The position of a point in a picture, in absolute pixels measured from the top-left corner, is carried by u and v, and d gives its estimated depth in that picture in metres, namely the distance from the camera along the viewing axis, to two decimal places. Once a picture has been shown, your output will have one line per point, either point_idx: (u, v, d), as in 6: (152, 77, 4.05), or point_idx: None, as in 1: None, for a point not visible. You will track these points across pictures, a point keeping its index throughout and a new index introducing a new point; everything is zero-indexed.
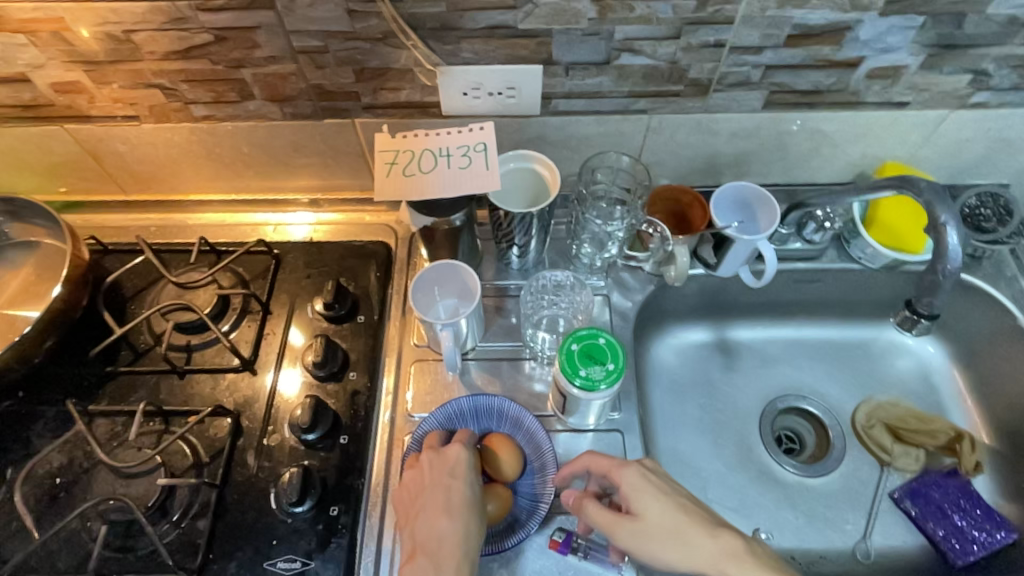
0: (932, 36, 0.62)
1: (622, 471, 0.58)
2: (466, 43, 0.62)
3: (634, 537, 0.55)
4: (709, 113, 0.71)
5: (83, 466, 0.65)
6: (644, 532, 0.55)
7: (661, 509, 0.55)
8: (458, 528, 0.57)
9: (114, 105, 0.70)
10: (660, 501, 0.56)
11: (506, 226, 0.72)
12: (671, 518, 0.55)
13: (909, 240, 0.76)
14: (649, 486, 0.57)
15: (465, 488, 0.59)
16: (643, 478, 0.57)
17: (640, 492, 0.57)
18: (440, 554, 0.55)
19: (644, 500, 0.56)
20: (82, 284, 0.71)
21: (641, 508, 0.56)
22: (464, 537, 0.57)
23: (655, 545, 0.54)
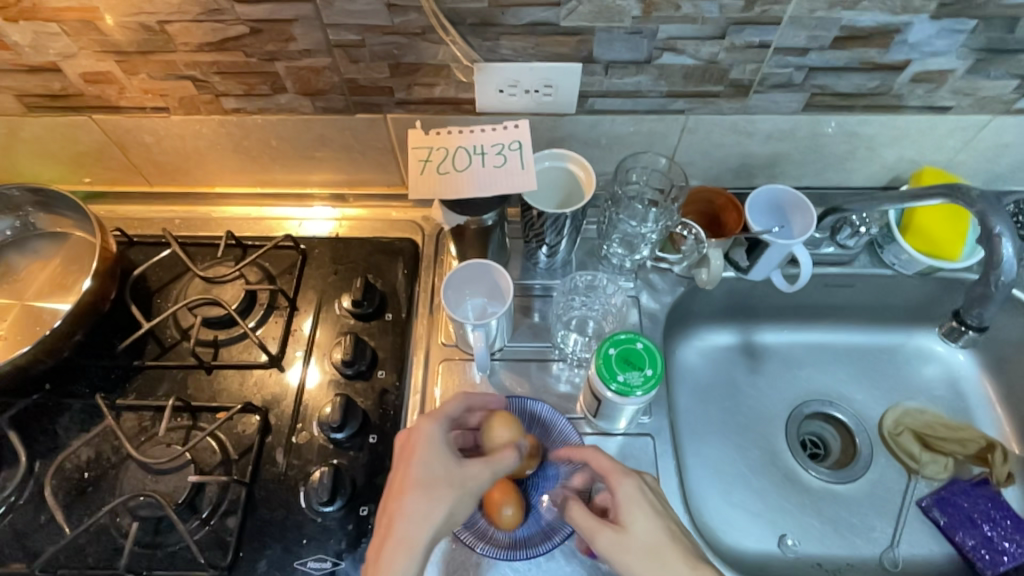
0: (982, 40, 0.61)
1: (621, 479, 0.55)
2: (506, 39, 0.61)
3: (612, 547, 0.52)
4: (747, 114, 0.70)
5: (111, 461, 0.65)
6: (625, 546, 0.52)
7: (648, 527, 0.52)
8: (419, 510, 0.52)
9: (144, 97, 0.69)
10: (650, 519, 0.53)
11: (538, 225, 0.71)
12: (656, 538, 0.52)
13: (947, 246, 0.75)
14: (643, 501, 0.54)
15: (425, 466, 0.53)
16: (640, 492, 0.54)
17: (631, 504, 0.53)
18: (397, 537, 0.51)
19: (634, 514, 0.53)
20: (110, 277, 0.71)
21: (627, 521, 0.53)
22: (415, 525, 0.51)
23: (633, 562, 0.51)
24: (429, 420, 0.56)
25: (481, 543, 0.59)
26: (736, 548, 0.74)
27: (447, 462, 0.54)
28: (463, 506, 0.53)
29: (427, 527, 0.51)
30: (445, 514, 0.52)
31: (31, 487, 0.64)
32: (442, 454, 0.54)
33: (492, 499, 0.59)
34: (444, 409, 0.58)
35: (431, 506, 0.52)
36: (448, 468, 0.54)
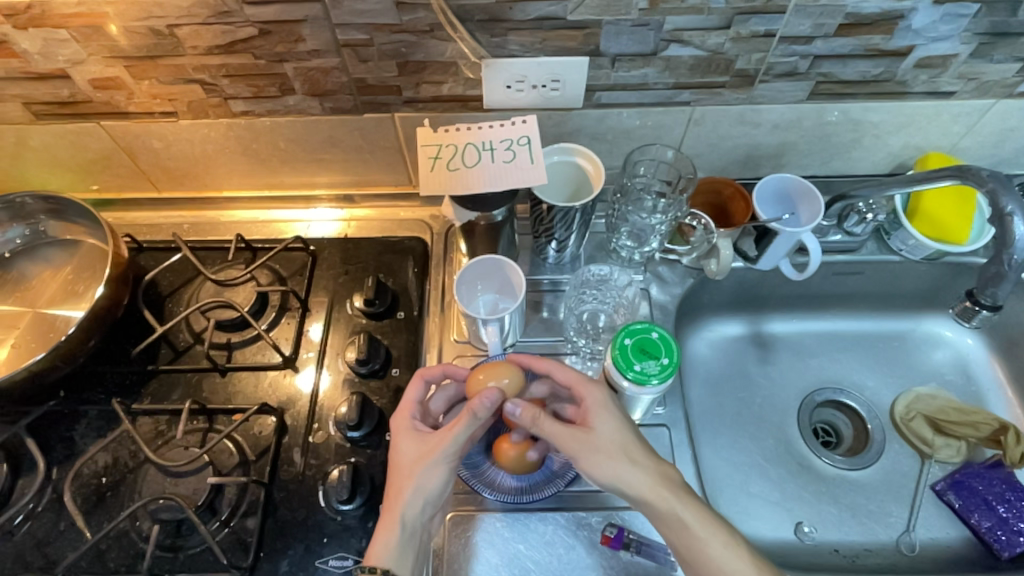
0: (985, 23, 0.61)
1: (589, 387, 0.58)
2: (514, 35, 0.61)
3: (585, 445, 0.54)
4: (753, 104, 0.71)
5: (128, 465, 0.65)
6: (593, 444, 0.54)
7: (614, 427, 0.55)
8: (405, 489, 0.55)
9: (152, 102, 0.70)
10: (618, 421, 0.56)
11: (547, 220, 0.71)
12: (621, 437, 0.55)
13: (954, 229, 0.76)
14: (612, 406, 0.57)
15: (398, 455, 0.58)
16: (608, 399, 0.57)
17: (601, 409, 0.56)
18: (392, 517, 0.55)
19: (602, 417, 0.56)
20: (123, 283, 0.71)
21: (598, 420, 0.56)
22: (389, 506, 0.55)
23: (602, 460, 0.54)
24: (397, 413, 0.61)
25: (491, 489, 0.63)
26: (754, 537, 0.73)
27: (414, 443, 0.58)
28: (429, 475, 0.56)
29: (400, 507, 0.55)
30: (411, 488, 0.55)
31: (50, 494, 0.64)
32: (410, 437, 0.58)
33: (497, 446, 0.62)
34: (410, 396, 0.61)
35: (400, 485, 0.56)
36: (418, 448, 0.57)
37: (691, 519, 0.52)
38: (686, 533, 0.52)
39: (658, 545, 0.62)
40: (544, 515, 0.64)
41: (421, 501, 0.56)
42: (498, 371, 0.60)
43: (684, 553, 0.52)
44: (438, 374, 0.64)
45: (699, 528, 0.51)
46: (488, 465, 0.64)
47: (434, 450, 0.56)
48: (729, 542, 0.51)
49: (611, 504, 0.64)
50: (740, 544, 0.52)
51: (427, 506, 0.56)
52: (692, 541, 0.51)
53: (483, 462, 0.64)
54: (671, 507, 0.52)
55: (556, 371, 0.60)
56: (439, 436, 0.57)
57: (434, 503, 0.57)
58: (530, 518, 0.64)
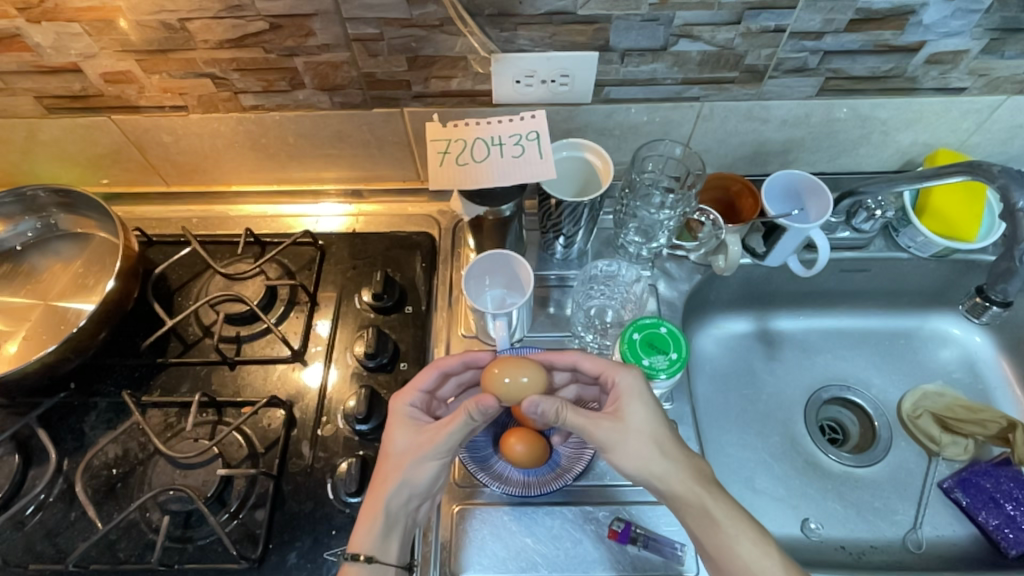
0: (996, 19, 0.61)
1: (621, 372, 0.57)
2: (523, 30, 0.61)
3: (611, 432, 0.54)
4: (762, 100, 0.70)
5: (138, 457, 0.65)
6: (622, 433, 0.54)
7: (647, 416, 0.55)
8: (392, 479, 0.55)
9: (163, 96, 0.70)
10: (650, 410, 0.55)
11: (555, 216, 0.71)
12: (654, 426, 0.55)
13: (963, 226, 0.75)
14: (645, 394, 0.56)
15: (391, 443, 0.58)
16: (642, 385, 0.56)
17: (631, 397, 0.56)
18: (375, 505, 0.55)
19: (633, 405, 0.55)
20: (133, 276, 0.71)
21: (629, 408, 0.55)
22: (373, 494, 0.56)
23: (631, 448, 0.54)
24: (404, 395, 0.60)
25: (498, 483, 0.63)
26: None
27: (408, 435, 0.58)
28: (416, 470, 0.56)
29: (383, 497, 0.55)
30: (397, 481, 0.55)
31: (61, 484, 0.64)
32: (406, 427, 0.58)
33: (504, 440, 0.62)
34: (417, 381, 0.61)
35: (387, 475, 0.56)
36: (413, 439, 0.57)
37: (720, 515, 0.52)
38: (714, 528, 0.52)
39: (664, 539, 0.62)
40: (551, 509, 0.64)
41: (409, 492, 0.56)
42: (516, 368, 0.58)
43: (709, 546, 0.52)
44: (456, 365, 0.62)
45: (729, 525, 0.51)
46: (497, 459, 0.64)
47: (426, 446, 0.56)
48: (759, 540, 0.51)
49: (618, 499, 0.65)
50: (769, 542, 0.51)
51: (412, 498, 0.57)
52: (719, 537, 0.51)
53: (490, 455, 0.65)
54: (701, 501, 0.52)
55: (584, 360, 0.60)
56: (432, 431, 0.57)
57: (422, 495, 0.57)
58: (537, 512, 0.64)
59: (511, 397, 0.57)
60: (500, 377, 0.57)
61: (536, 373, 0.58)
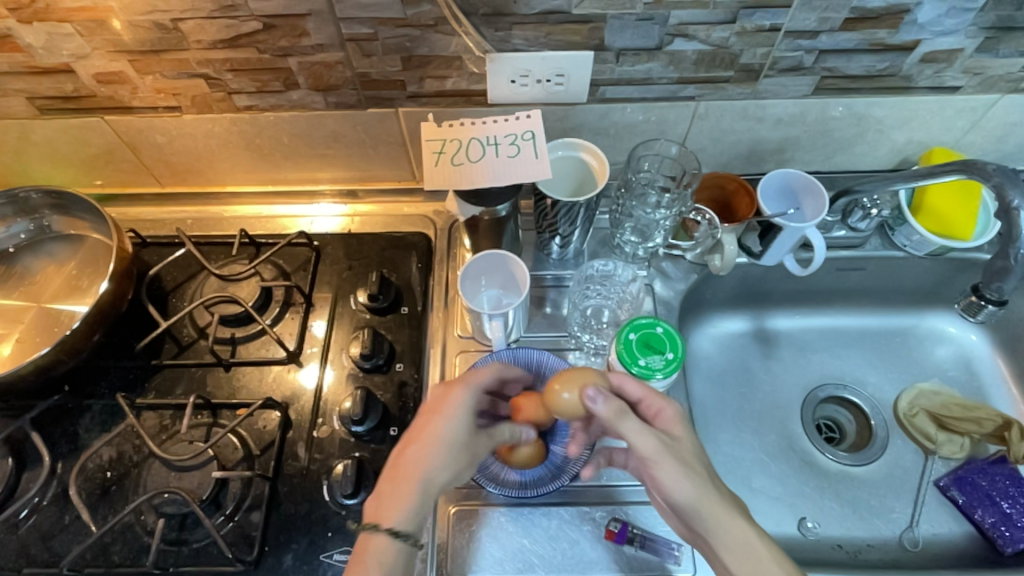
0: (991, 18, 0.61)
1: (666, 397, 0.54)
2: (518, 29, 0.61)
3: (670, 454, 0.49)
4: (757, 99, 0.70)
5: (133, 460, 0.65)
6: (678, 451, 0.50)
7: (694, 442, 0.52)
8: (442, 464, 0.50)
9: (156, 96, 0.70)
10: (692, 438, 0.52)
11: (551, 216, 0.71)
12: (699, 455, 0.51)
13: (959, 224, 0.75)
14: (686, 422, 0.53)
15: (442, 421, 0.52)
16: (684, 412, 0.54)
17: (677, 421, 0.53)
18: (414, 481, 0.49)
19: (680, 428, 0.52)
20: (127, 277, 0.71)
21: (681, 432, 0.51)
22: (415, 469, 0.49)
23: (688, 468, 0.49)
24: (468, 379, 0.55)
25: (496, 484, 0.62)
26: None
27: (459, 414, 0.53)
28: (462, 466, 0.52)
29: (428, 477, 0.49)
30: (446, 468, 0.51)
31: (55, 488, 0.64)
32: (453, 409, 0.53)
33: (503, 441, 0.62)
34: (486, 368, 0.57)
35: (437, 452, 0.50)
36: (471, 433, 0.53)
37: (767, 555, 0.47)
38: (764, 568, 0.46)
39: (661, 539, 0.62)
40: (548, 510, 0.64)
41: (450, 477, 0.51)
42: (574, 378, 0.55)
43: None
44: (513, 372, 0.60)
45: (779, 568, 0.46)
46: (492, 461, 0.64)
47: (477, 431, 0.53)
48: None
49: (615, 500, 0.64)
50: None
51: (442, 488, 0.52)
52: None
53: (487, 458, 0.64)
54: (750, 537, 0.47)
55: (627, 383, 0.55)
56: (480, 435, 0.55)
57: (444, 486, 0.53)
58: (534, 513, 0.64)
59: (571, 412, 0.54)
60: (559, 393, 0.54)
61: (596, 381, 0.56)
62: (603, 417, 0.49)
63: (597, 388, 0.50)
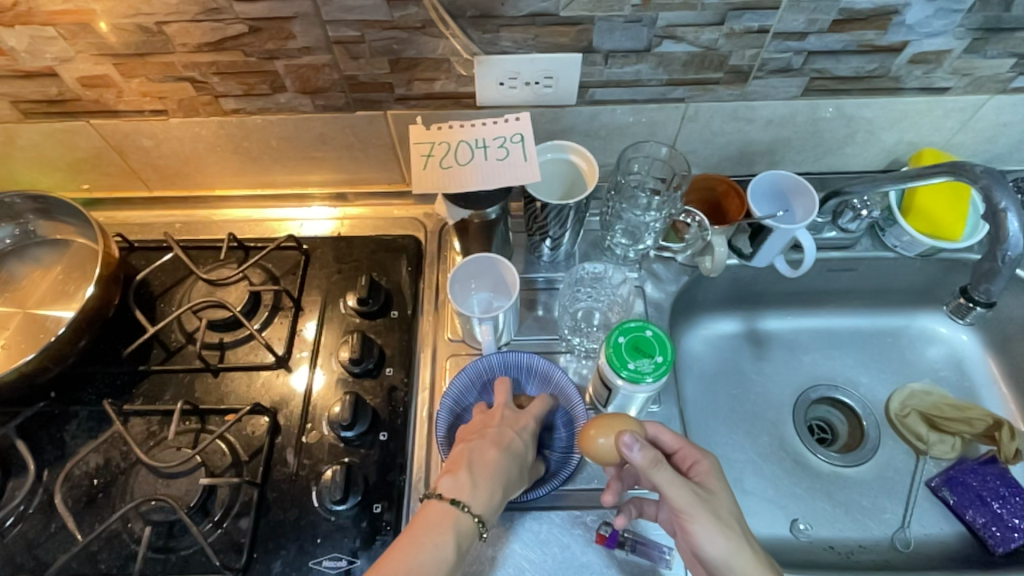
0: (978, 19, 0.61)
1: (701, 452, 0.56)
2: (506, 31, 0.60)
3: (705, 508, 0.52)
4: (747, 100, 0.70)
5: (120, 467, 0.65)
6: (714, 508, 0.52)
7: (728, 498, 0.54)
8: (507, 470, 0.58)
9: (142, 100, 0.69)
10: (726, 494, 0.55)
11: (541, 218, 0.71)
12: (733, 511, 0.53)
13: (948, 225, 0.75)
14: (720, 475, 0.56)
15: (518, 438, 0.60)
16: (718, 466, 0.56)
17: (712, 477, 0.55)
18: (484, 476, 0.56)
19: (716, 486, 0.54)
20: (113, 282, 0.70)
21: (715, 487, 0.54)
22: (490, 467, 0.57)
23: (721, 525, 0.51)
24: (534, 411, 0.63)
25: None
26: None
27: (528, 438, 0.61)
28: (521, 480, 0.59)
29: (500, 478, 0.57)
30: (512, 477, 0.58)
31: (40, 496, 0.63)
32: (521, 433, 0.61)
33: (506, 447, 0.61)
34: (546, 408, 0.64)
35: (512, 460, 0.58)
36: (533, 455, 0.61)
37: None
38: None
39: (651, 542, 0.62)
40: (537, 515, 0.63)
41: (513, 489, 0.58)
42: (609, 424, 0.55)
43: None
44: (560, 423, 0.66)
45: None
46: None
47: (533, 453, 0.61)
48: None
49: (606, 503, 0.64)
50: None
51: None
52: None
53: None
54: None
55: (663, 433, 0.57)
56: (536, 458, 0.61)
57: None
58: (524, 517, 0.63)
59: (606, 458, 0.54)
60: (594, 437, 0.54)
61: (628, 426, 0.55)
62: (640, 467, 0.51)
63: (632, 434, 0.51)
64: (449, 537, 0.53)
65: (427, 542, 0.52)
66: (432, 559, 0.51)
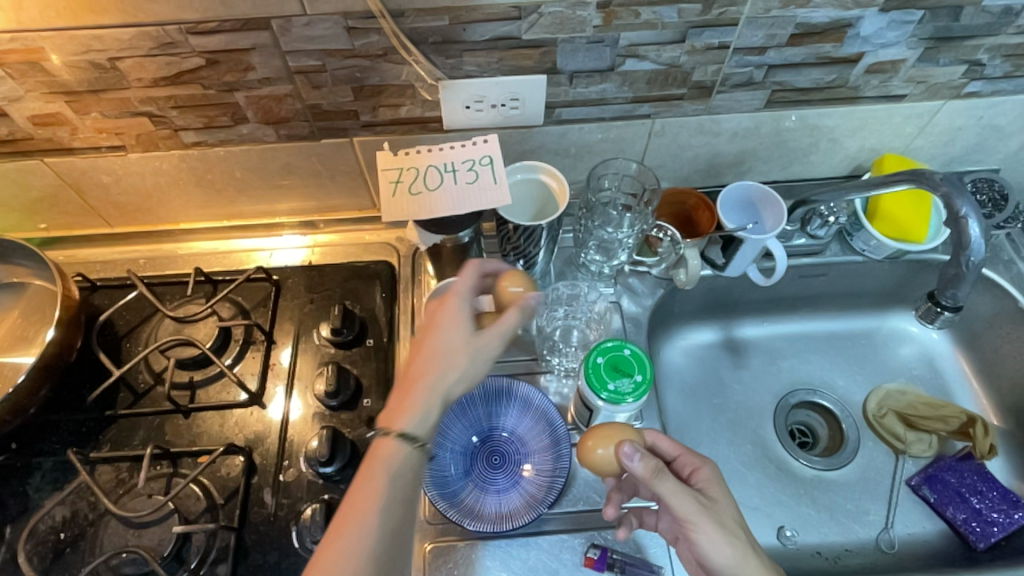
0: (929, 29, 0.62)
1: (701, 460, 0.55)
2: (469, 56, 0.60)
3: (708, 515, 0.50)
4: (711, 114, 0.71)
5: (88, 518, 0.62)
6: (718, 513, 0.51)
7: (732, 505, 0.52)
8: (446, 372, 0.51)
9: (98, 136, 0.67)
10: (729, 500, 0.53)
11: (516, 239, 0.70)
12: (738, 518, 0.52)
13: (913, 229, 0.77)
14: (722, 483, 0.54)
15: (440, 336, 0.52)
16: (719, 473, 0.55)
17: (713, 484, 0.53)
18: (404, 392, 0.50)
19: (720, 494, 0.53)
20: (75, 325, 0.68)
21: (717, 493, 0.52)
22: (422, 378, 0.50)
23: (727, 531, 0.50)
24: (454, 297, 0.55)
25: (472, 519, 0.61)
26: None
27: (468, 315, 0.54)
28: (474, 366, 0.52)
29: (443, 386, 0.50)
30: (457, 374, 0.51)
31: (4, 554, 0.61)
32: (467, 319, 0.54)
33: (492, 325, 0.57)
34: (461, 279, 0.56)
35: (437, 360, 0.51)
36: (467, 336, 0.53)
37: None
38: None
39: (641, 561, 0.61)
40: (525, 541, 0.62)
41: (456, 390, 0.51)
42: (608, 435, 0.54)
43: None
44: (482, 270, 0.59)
45: None
46: (467, 493, 0.63)
47: (480, 334, 0.53)
48: None
49: (594, 525, 0.63)
50: None
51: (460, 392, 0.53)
52: None
53: (460, 492, 0.63)
54: None
55: (662, 441, 0.57)
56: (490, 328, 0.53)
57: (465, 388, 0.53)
58: (512, 545, 0.62)
59: (607, 469, 0.54)
60: (593, 449, 0.54)
61: (627, 433, 0.55)
62: (638, 475, 0.49)
63: (632, 444, 0.50)
64: (390, 468, 0.47)
65: (362, 498, 0.45)
66: (374, 495, 0.46)
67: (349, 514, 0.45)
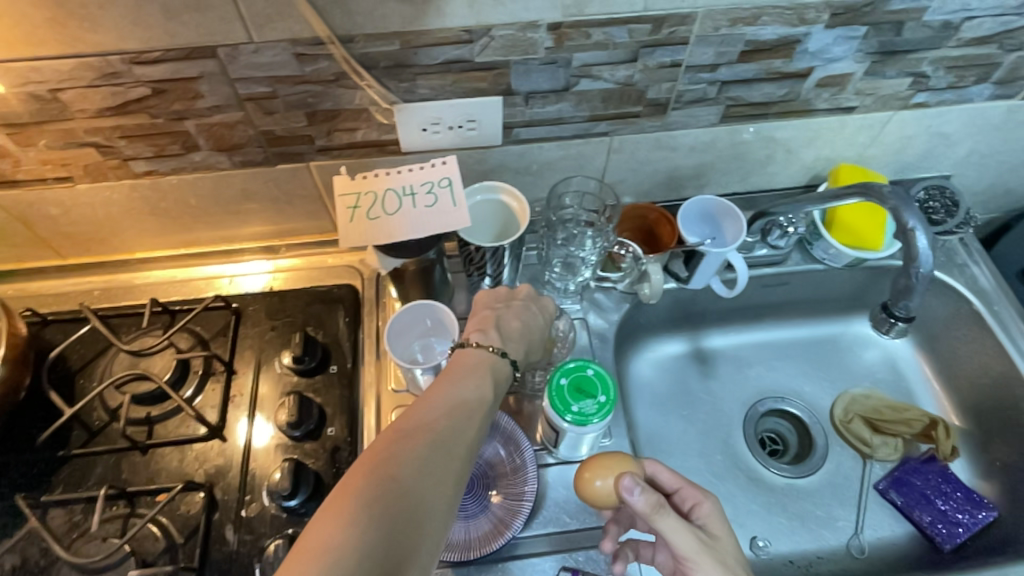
0: (874, 43, 0.64)
1: (703, 493, 0.53)
2: (422, 79, 0.60)
3: (710, 555, 0.48)
4: (668, 130, 0.72)
5: (40, 565, 0.60)
6: (721, 554, 0.49)
7: (733, 545, 0.51)
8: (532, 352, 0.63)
9: (44, 168, 0.65)
10: (731, 539, 0.51)
11: (478, 259, 0.70)
12: (739, 558, 0.50)
13: (870, 237, 0.78)
14: (723, 519, 0.52)
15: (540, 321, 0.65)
16: (720, 508, 0.53)
17: (716, 521, 0.52)
18: (510, 340, 0.60)
19: (722, 532, 0.51)
20: (22, 364, 0.66)
21: (719, 532, 0.51)
22: (523, 336, 0.61)
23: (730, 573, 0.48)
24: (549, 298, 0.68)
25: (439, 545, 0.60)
26: None
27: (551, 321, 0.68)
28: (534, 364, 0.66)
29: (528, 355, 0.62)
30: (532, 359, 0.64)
31: None
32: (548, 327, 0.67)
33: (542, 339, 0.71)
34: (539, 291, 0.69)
35: (534, 339, 0.63)
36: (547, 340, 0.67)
37: None
38: None
39: None
40: (495, 567, 0.62)
41: (530, 357, 0.63)
42: (607, 466, 0.53)
43: None
44: None
45: None
46: None
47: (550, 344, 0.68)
48: None
49: (564, 547, 0.63)
50: None
51: None
52: None
53: None
54: None
55: (663, 472, 0.55)
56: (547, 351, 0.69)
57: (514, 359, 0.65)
58: (481, 571, 0.61)
59: (605, 502, 0.52)
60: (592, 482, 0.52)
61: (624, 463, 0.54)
62: (641, 512, 0.47)
63: (632, 477, 0.48)
64: (488, 379, 0.54)
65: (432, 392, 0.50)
66: (473, 395, 0.51)
67: (453, 392, 0.50)
